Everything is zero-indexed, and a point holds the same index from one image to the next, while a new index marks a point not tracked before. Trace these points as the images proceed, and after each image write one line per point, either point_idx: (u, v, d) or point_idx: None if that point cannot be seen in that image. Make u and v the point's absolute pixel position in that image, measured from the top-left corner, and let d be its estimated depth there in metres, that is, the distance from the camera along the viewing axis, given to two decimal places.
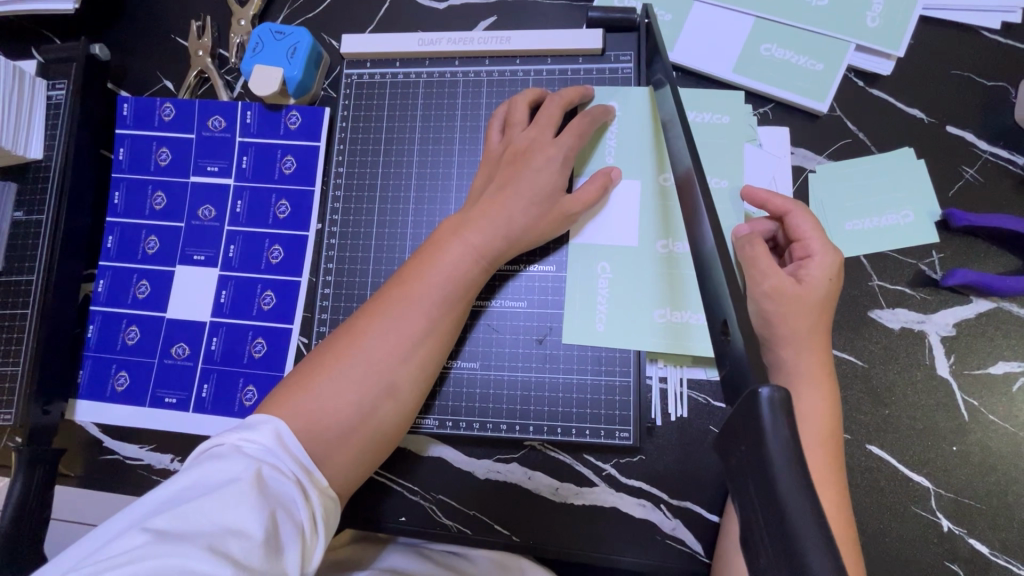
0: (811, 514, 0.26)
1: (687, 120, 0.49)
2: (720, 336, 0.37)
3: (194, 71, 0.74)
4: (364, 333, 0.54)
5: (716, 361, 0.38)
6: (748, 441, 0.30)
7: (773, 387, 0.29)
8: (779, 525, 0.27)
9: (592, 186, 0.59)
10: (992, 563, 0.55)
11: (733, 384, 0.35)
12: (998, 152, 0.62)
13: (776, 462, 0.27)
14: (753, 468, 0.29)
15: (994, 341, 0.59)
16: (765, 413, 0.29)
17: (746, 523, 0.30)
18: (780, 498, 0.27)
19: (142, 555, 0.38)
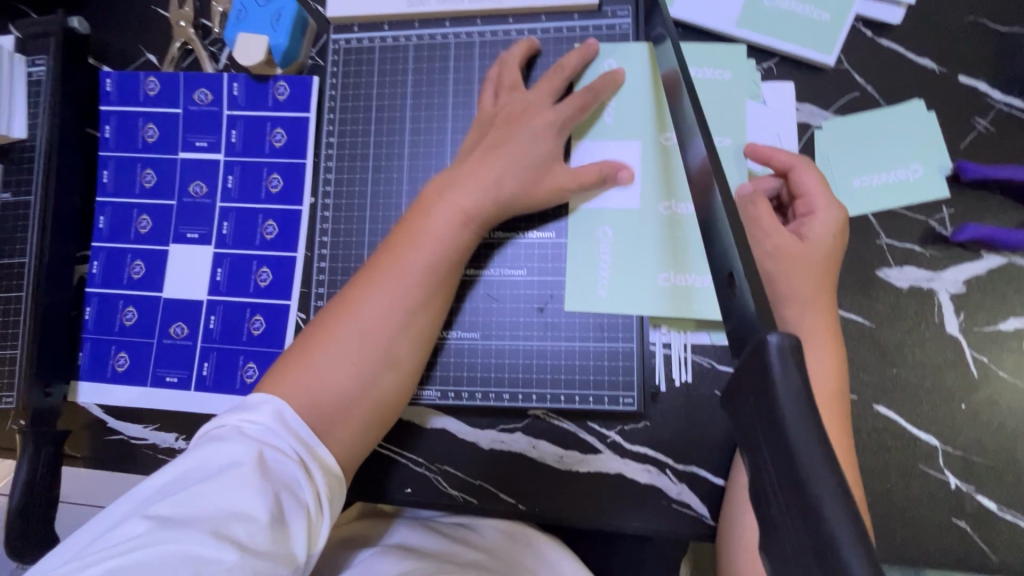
0: (825, 463, 0.25)
1: (694, 83, 0.47)
2: (725, 288, 0.36)
3: (178, 43, 0.72)
4: (358, 303, 0.53)
5: (722, 316, 0.36)
6: (756, 391, 0.29)
7: (782, 334, 0.28)
8: (790, 475, 0.26)
9: (592, 167, 0.58)
10: (1000, 518, 0.54)
11: (739, 336, 0.34)
12: (1012, 101, 0.60)
13: (788, 412, 0.27)
14: (764, 420, 0.28)
15: (1005, 297, 0.57)
16: (774, 361, 0.28)
17: (757, 475, 0.29)
18: (791, 446, 0.26)
19: (147, 541, 0.39)
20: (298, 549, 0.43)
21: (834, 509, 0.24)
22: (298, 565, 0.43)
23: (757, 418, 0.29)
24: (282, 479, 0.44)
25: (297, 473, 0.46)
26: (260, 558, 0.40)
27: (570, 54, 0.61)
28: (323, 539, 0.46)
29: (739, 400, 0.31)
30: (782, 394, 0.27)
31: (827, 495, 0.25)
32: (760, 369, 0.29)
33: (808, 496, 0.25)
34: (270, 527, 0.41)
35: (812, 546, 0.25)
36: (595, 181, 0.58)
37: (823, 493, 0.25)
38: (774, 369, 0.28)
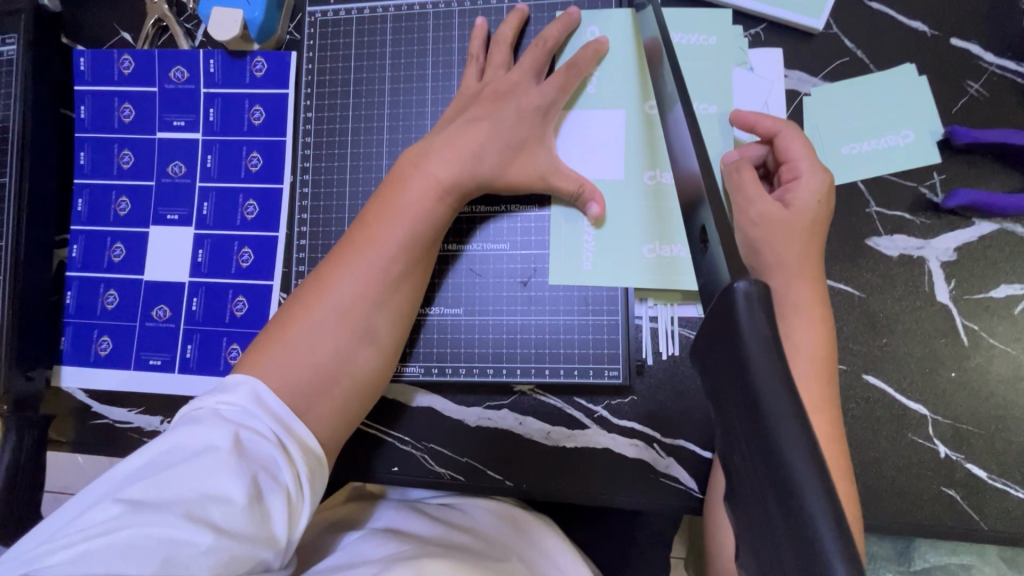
0: (794, 421, 0.25)
1: (675, 59, 0.46)
2: (699, 245, 0.38)
3: (152, 19, 0.69)
4: (334, 278, 0.52)
5: (696, 271, 0.38)
6: (724, 347, 0.30)
7: (751, 282, 0.29)
8: (759, 432, 0.26)
9: (569, 177, 0.56)
10: (990, 486, 0.54)
11: (707, 290, 0.37)
12: (1005, 63, 0.58)
13: (757, 373, 0.27)
14: (736, 380, 0.28)
15: (997, 264, 0.56)
16: (743, 310, 0.29)
17: (730, 435, 0.29)
18: (760, 403, 0.26)
19: (119, 525, 0.38)
20: (278, 531, 0.42)
21: (802, 464, 0.24)
22: (279, 547, 0.42)
23: (727, 376, 0.29)
24: (260, 460, 0.43)
25: (276, 454, 0.45)
26: (237, 540, 0.40)
27: (551, 25, 0.59)
28: (306, 521, 0.45)
29: (710, 351, 0.31)
30: (750, 347, 0.28)
31: (793, 450, 0.25)
32: (732, 328, 0.29)
33: (776, 452, 0.25)
34: (247, 509, 0.41)
35: (781, 500, 0.25)
36: (569, 197, 0.57)
37: (793, 449, 0.25)
38: (741, 320, 0.29)
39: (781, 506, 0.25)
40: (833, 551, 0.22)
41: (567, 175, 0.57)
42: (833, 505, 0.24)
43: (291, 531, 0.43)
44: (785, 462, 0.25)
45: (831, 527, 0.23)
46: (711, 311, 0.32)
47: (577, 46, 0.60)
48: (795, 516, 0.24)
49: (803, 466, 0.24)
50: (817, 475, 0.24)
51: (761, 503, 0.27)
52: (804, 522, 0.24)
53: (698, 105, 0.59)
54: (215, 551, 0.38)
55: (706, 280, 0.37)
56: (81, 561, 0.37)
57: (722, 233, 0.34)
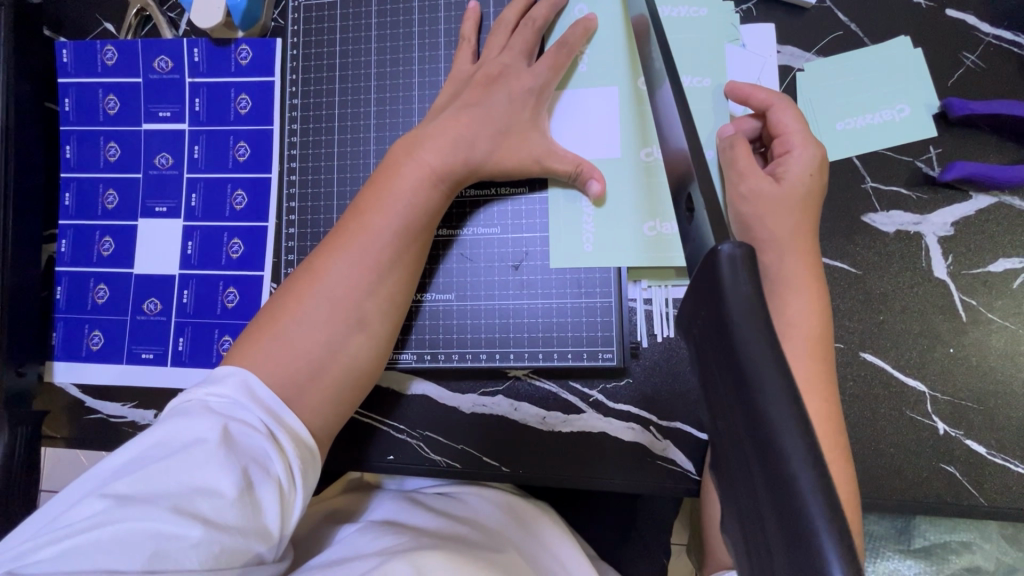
0: (783, 391, 0.24)
1: (664, 34, 0.45)
2: (686, 214, 0.37)
3: (134, 9, 0.68)
4: (325, 267, 0.51)
5: (682, 242, 0.37)
6: (709, 310, 0.29)
7: (735, 244, 0.28)
8: (747, 404, 0.26)
9: (566, 158, 0.55)
10: (989, 462, 0.54)
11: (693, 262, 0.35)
12: (1001, 34, 0.57)
13: (744, 341, 0.26)
14: (723, 349, 0.28)
15: (994, 238, 0.56)
16: (726, 272, 0.28)
17: (720, 412, 0.29)
18: (747, 373, 0.26)
19: (108, 520, 0.39)
20: (269, 523, 0.42)
21: (791, 436, 0.24)
22: (271, 538, 0.42)
23: (714, 346, 0.29)
24: (250, 453, 0.43)
25: (266, 445, 0.44)
26: (227, 534, 0.40)
27: (540, 4, 0.58)
28: (299, 511, 0.45)
29: (696, 320, 0.31)
30: (734, 312, 0.27)
31: (782, 420, 0.24)
32: (719, 300, 0.28)
33: (764, 422, 0.25)
34: (237, 502, 0.41)
35: (768, 474, 0.25)
36: (567, 177, 0.56)
37: (781, 423, 0.24)
38: (724, 281, 0.28)
39: (770, 478, 0.24)
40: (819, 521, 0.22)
41: (564, 156, 0.56)
42: (823, 477, 0.23)
43: (283, 523, 0.43)
44: (774, 434, 0.24)
45: (818, 498, 0.22)
46: (696, 278, 0.31)
47: (566, 24, 0.59)
48: (782, 488, 0.24)
49: (790, 435, 0.24)
50: (805, 445, 0.23)
51: (749, 476, 0.26)
52: (791, 494, 0.23)
53: (690, 79, 0.58)
54: (204, 545, 0.39)
55: (691, 247, 0.36)
56: (71, 555, 0.38)
57: (710, 204, 0.33)
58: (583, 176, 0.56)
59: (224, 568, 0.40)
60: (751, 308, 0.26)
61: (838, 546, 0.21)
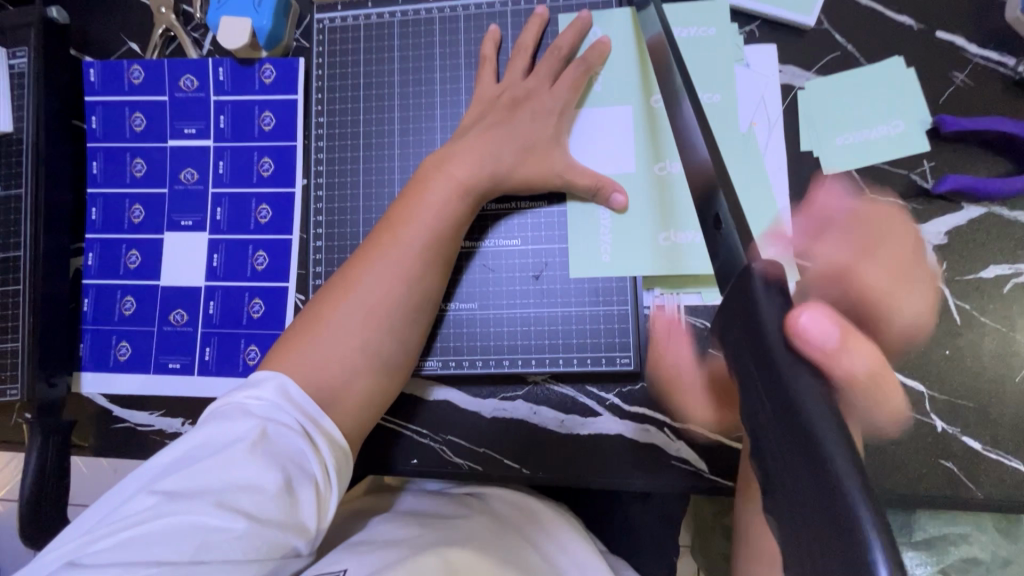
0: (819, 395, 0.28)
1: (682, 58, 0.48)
2: (712, 229, 0.40)
3: (160, 30, 0.71)
4: (358, 277, 0.54)
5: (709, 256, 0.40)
6: (743, 320, 0.32)
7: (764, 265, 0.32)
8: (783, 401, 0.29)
9: (587, 174, 0.59)
10: (985, 457, 0.57)
11: (723, 273, 0.38)
12: (988, 55, 0.61)
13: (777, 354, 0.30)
14: (756, 360, 0.31)
15: (985, 246, 0.59)
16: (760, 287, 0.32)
17: (754, 414, 0.31)
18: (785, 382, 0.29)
19: (158, 513, 0.42)
20: (306, 518, 0.45)
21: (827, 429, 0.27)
22: (309, 531, 0.46)
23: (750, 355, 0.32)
24: (287, 452, 0.46)
25: (302, 445, 0.47)
26: (268, 527, 0.43)
27: (564, 32, 0.61)
28: (333, 507, 0.48)
29: (726, 334, 0.34)
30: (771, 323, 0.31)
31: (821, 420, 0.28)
32: (752, 311, 0.32)
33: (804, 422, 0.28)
34: (277, 499, 0.44)
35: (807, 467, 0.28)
36: (587, 193, 0.59)
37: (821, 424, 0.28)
38: (758, 295, 0.31)
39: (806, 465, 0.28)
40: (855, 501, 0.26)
41: (585, 172, 0.59)
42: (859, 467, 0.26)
43: (320, 517, 0.46)
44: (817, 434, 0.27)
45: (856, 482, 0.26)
46: (727, 295, 0.34)
47: (583, 47, 0.62)
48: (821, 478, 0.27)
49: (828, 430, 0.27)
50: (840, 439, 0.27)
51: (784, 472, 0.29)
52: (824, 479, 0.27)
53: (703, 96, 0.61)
54: (247, 537, 0.42)
55: (720, 260, 0.38)
56: (129, 545, 0.42)
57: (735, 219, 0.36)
58: (603, 194, 0.59)
59: (267, 558, 0.43)
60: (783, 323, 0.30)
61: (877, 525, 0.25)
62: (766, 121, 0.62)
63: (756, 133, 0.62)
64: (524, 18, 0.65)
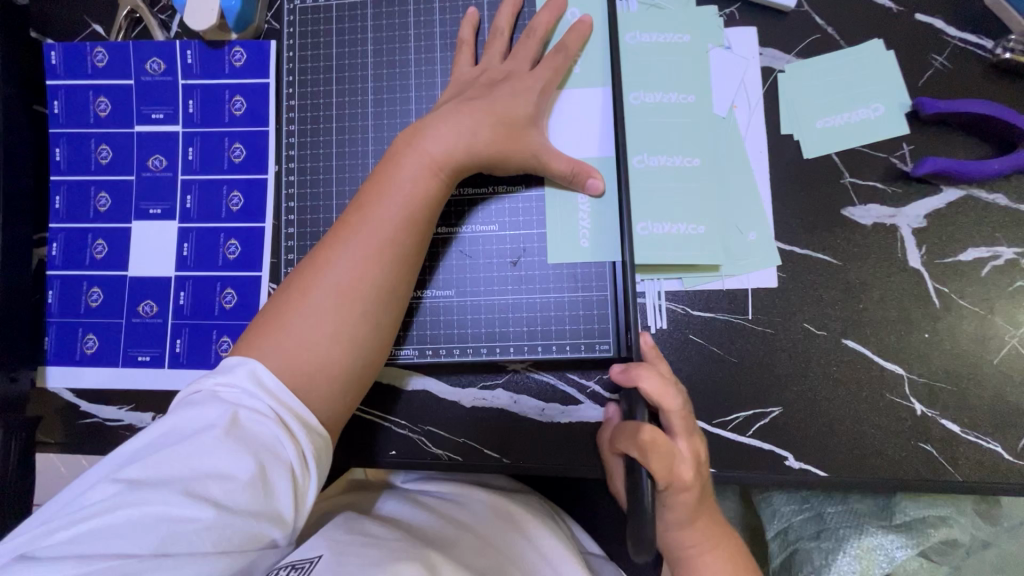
0: None
1: None
2: None
3: (124, 11, 0.68)
4: (328, 262, 0.53)
5: None
6: None
7: None
8: None
9: (564, 160, 0.57)
10: (964, 440, 0.57)
11: None
12: (967, 37, 0.61)
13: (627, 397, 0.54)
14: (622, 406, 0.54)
15: (964, 229, 0.59)
16: None
17: None
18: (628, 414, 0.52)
19: (121, 502, 0.41)
20: (280, 507, 0.44)
21: None
22: (284, 521, 0.45)
23: None
24: (259, 439, 0.45)
25: (277, 431, 0.46)
26: (239, 516, 0.42)
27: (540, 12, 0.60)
28: (311, 496, 0.47)
29: None
30: None
31: None
32: None
33: None
34: (249, 487, 0.43)
35: None
36: (564, 178, 0.57)
37: None
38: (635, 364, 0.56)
39: None
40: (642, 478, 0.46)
41: (562, 155, 0.57)
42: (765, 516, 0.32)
43: (295, 506, 0.46)
44: None
45: None
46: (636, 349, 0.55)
47: (563, 30, 0.61)
48: None
49: None
50: None
51: None
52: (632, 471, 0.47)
53: (678, 96, 0.61)
54: (217, 527, 0.41)
55: None
56: (89, 537, 0.40)
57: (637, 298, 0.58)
58: (579, 181, 0.57)
59: (238, 550, 0.42)
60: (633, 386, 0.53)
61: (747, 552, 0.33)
62: (747, 105, 0.61)
63: (736, 116, 0.61)
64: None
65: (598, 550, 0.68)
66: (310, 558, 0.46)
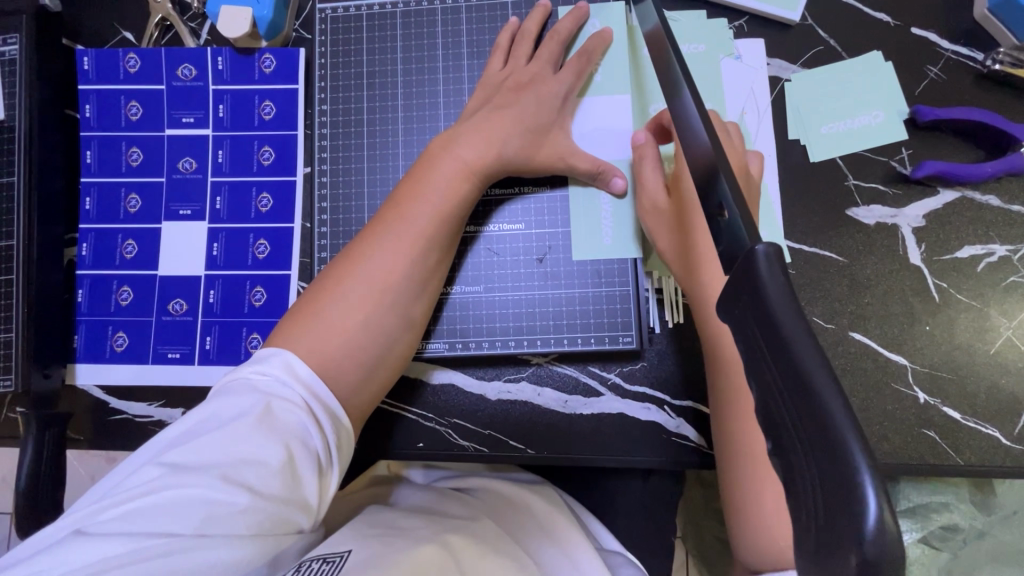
0: (814, 353, 0.25)
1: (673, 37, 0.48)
2: (715, 218, 0.38)
3: (157, 19, 0.70)
4: (364, 255, 0.55)
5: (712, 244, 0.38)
6: (746, 300, 0.29)
7: (767, 244, 0.29)
8: (785, 366, 0.26)
9: (588, 159, 0.61)
10: (964, 426, 0.60)
11: (728, 258, 0.35)
12: (959, 50, 0.65)
13: (788, 327, 0.26)
14: (763, 335, 0.28)
15: (960, 228, 0.63)
16: (762, 268, 0.28)
17: (761, 384, 0.28)
18: (797, 359, 0.25)
19: (162, 485, 0.42)
20: (308, 494, 0.46)
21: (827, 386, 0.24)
22: (309, 508, 0.46)
23: (759, 324, 0.28)
24: (290, 428, 0.46)
25: (306, 421, 0.47)
26: (270, 502, 0.43)
27: (562, 20, 0.63)
28: (334, 485, 0.48)
29: (732, 307, 0.30)
30: (772, 295, 0.28)
31: (811, 365, 0.25)
32: (754, 286, 0.29)
33: (807, 388, 0.25)
34: (280, 474, 0.44)
35: (793, 392, 0.25)
36: (588, 177, 0.61)
37: (811, 367, 0.25)
38: (762, 276, 0.28)
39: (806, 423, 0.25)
40: (860, 460, 0.23)
41: (586, 158, 0.61)
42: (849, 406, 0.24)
43: (321, 494, 0.47)
44: (807, 381, 0.25)
45: (839, 409, 0.24)
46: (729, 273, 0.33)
47: (585, 39, 0.64)
48: (810, 416, 0.24)
49: (819, 376, 0.25)
50: (832, 383, 0.25)
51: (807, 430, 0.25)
52: (833, 441, 0.23)
53: None
54: (251, 511, 0.42)
55: (723, 246, 0.36)
56: (129, 518, 0.41)
57: (742, 215, 0.33)
58: (604, 180, 0.61)
59: (269, 534, 0.43)
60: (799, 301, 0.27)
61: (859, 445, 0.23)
62: (756, 111, 0.65)
63: (746, 121, 0.65)
64: (525, 11, 0.67)
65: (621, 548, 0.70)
66: (339, 552, 0.46)
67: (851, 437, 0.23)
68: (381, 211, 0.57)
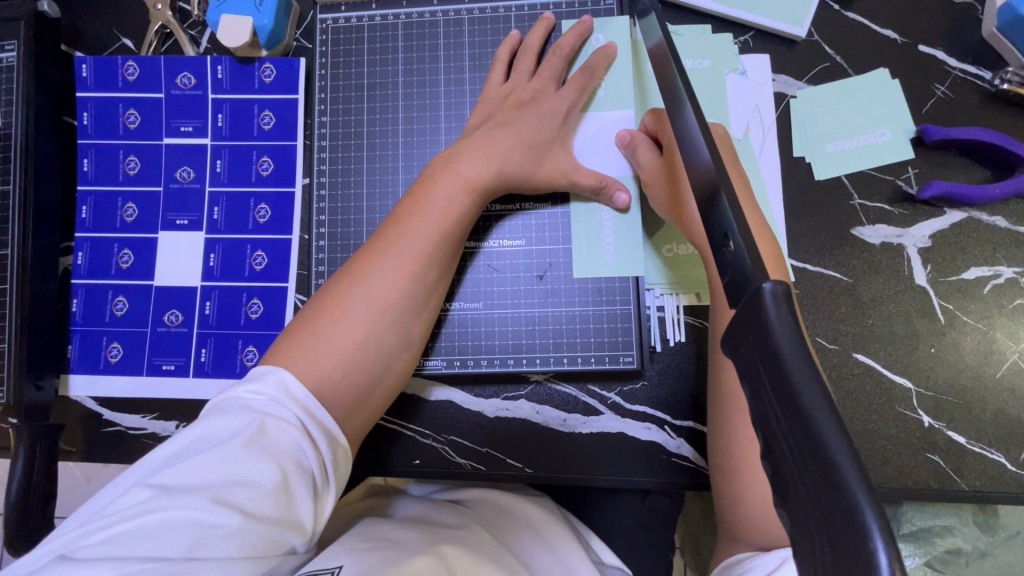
0: (821, 398, 0.26)
1: (678, 55, 0.46)
2: (719, 247, 0.37)
3: (156, 26, 0.70)
4: (362, 272, 0.54)
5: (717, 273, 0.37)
6: (753, 338, 0.30)
7: (775, 282, 0.29)
8: (791, 408, 0.27)
9: (590, 175, 0.60)
10: (969, 451, 0.59)
11: (734, 288, 0.34)
12: (967, 68, 0.64)
13: (794, 373, 0.27)
14: (769, 379, 0.28)
15: (967, 249, 0.62)
16: (770, 308, 0.29)
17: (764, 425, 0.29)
18: (803, 407, 0.26)
19: (151, 507, 0.41)
20: (301, 514, 0.44)
21: (832, 430, 0.25)
22: (302, 529, 0.44)
23: (763, 368, 0.29)
24: (284, 447, 0.45)
25: (301, 440, 0.46)
26: (262, 523, 0.42)
27: (565, 34, 0.63)
28: (328, 506, 0.47)
29: (739, 345, 0.31)
30: (780, 341, 0.28)
31: (817, 411, 0.26)
32: (760, 322, 0.29)
33: (813, 433, 0.26)
34: (273, 494, 0.43)
35: (798, 436, 0.26)
36: (591, 192, 0.60)
37: (815, 409, 0.26)
38: (769, 316, 0.29)
39: (811, 465, 0.26)
40: (867, 511, 0.23)
41: (588, 175, 0.60)
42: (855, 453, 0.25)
43: (315, 515, 0.45)
44: (814, 428, 0.25)
45: (845, 453, 0.24)
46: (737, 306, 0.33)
47: (589, 53, 0.64)
48: (817, 461, 0.25)
49: (825, 421, 0.25)
50: (839, 429, 0.25)
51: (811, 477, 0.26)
52: (838, 487, 0.24)
53: None
54: (242, 533, 0.41)
55: (728, 277, 0.35)
56: (116, 541, 0.39)
57: (748, 246, 0.33)
58: (607, 188, 0.60)
59: (260, 557, 0.42)
60: (801, 345, 0.27)
61: (867, 495, 0.23)
62: (761, 128, 0.64)
63: (751, 138, 0.64)
64: (529, 24, 0.67)
65: (619, 564, 0.69)
66: (330, 568, 0.45)
67: (858, 487, 0.24)
68: (381, 228, 0.57)
